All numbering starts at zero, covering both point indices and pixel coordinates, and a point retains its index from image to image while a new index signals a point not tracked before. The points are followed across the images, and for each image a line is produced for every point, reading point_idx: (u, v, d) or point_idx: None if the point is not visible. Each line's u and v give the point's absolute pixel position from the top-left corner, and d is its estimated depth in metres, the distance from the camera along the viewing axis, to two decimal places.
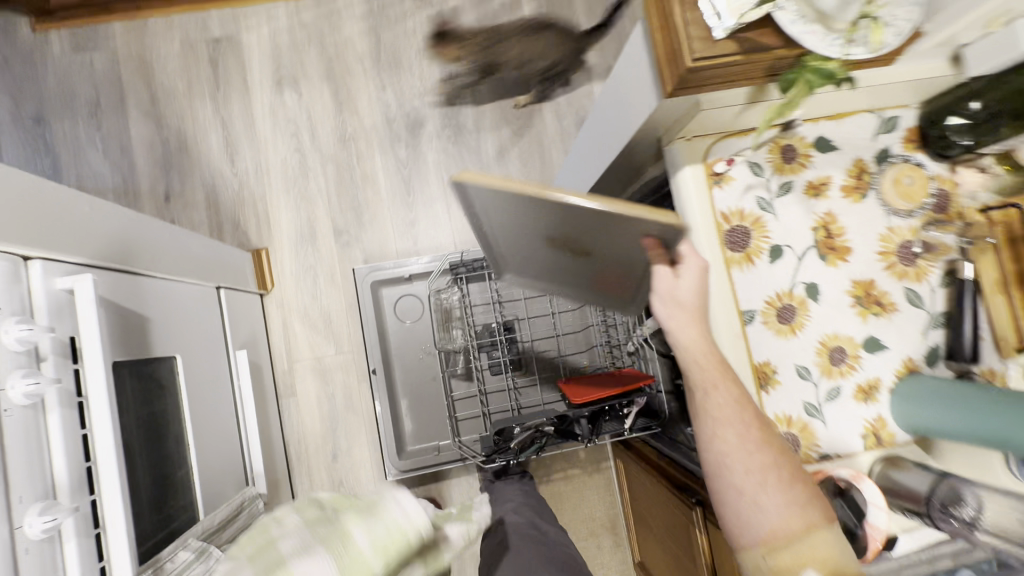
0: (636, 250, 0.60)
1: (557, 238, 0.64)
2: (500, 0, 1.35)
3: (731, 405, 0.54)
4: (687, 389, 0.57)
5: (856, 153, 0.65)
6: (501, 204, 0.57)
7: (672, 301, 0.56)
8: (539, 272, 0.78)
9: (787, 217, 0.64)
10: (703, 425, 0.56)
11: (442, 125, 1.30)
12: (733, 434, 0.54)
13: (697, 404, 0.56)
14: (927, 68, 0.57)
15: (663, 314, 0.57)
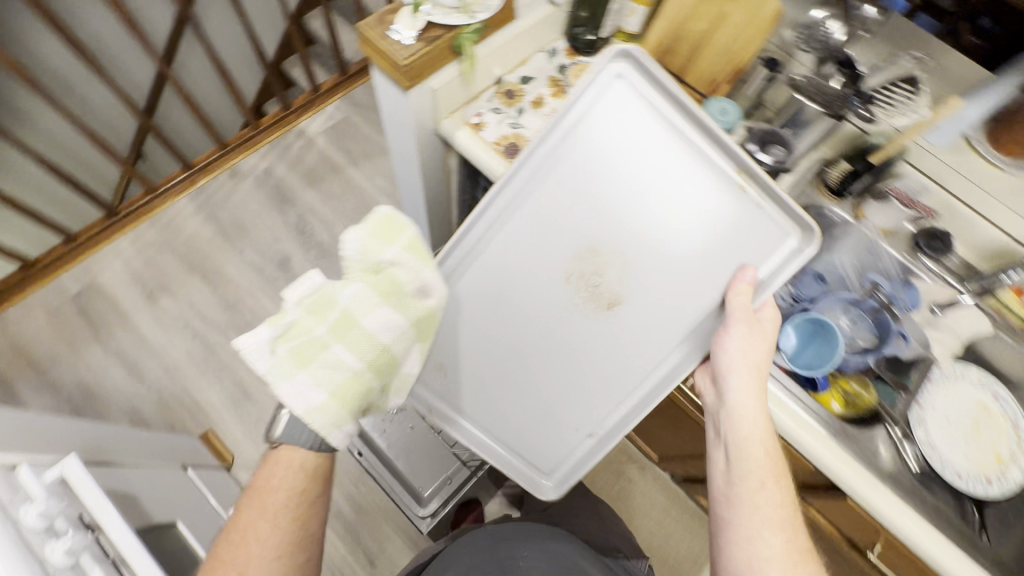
0: (659, 323, 0.68)
1: (584, 264, 0.68)
2: (298, 145, 1.66)
3: (782, 508, 0.62)
4: (735, 477, 0.65)
5: (547, 74, 0.91)
6: (624, 127, 0.63)
7: (756, 368, 0.64)
8: (476, 351, 0.77)
9: (533, 124, 0.86)
10: (750, 511, 0.62)
11: (305, 250, 1.52)
12: (783, 535, 0.60)
13: (745, 494, 0.63)
14: (543, 14, 0.87)
15: (742, 371, 0.64)
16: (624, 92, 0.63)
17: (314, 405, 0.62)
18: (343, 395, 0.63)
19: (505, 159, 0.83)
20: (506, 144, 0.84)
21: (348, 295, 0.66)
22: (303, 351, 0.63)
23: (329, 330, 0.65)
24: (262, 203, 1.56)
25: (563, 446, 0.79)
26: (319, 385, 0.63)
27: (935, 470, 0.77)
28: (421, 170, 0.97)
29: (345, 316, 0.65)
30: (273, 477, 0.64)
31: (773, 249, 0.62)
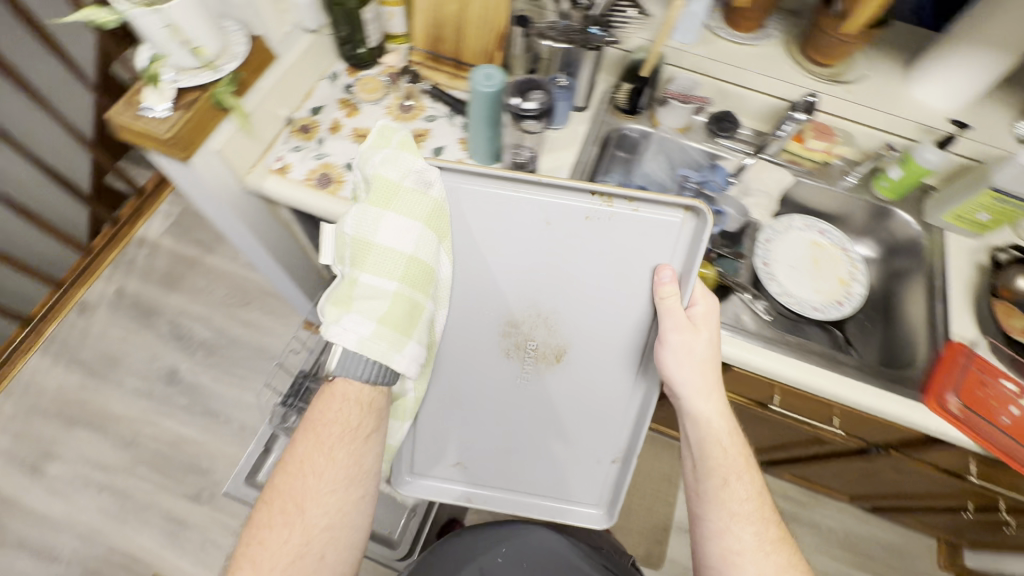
0: (609, 345, 0.78)
1: (514, 333, 0.78)
2: (143, 256, 1.57)
3: (748, 502, 0.68)
4: (705, 477, 0.71)
5: (336, 99, 0.92)
6: (480, 214, 0.72)
7: (705, 362, 0.71)
8: (469, 439, 0.86)
9: (337, 149, 0.87)
10: (717, 509, 0.68)
11: (191, 355, 1.44)
12: (751, 528, 0.67)
13: (716, 496, 0.69)
14: (306, 43, 0.88)
15: (686, 372, 0.71)
16: (465, 183, 0.71)
17: (365, 335, 0.66)
18: (389, 316, 0.67)
19: (318, 191, 0.83)
20: (317, 176, 0.85)
21: (355, 227, 0.69)
22: (343, 293, 0.68)
23: (357, 264, 0.69)
24: (128, 328, 1.47)
25: (598, 478, 0.87)
26: (364, 315, 0.67)
27: (796, 312, 0.87)
28: (254, 232, 0.96)
29: (363, 244, 0.69)
30: (326, 411, 0.67)
31: (674, 239, 0.70)
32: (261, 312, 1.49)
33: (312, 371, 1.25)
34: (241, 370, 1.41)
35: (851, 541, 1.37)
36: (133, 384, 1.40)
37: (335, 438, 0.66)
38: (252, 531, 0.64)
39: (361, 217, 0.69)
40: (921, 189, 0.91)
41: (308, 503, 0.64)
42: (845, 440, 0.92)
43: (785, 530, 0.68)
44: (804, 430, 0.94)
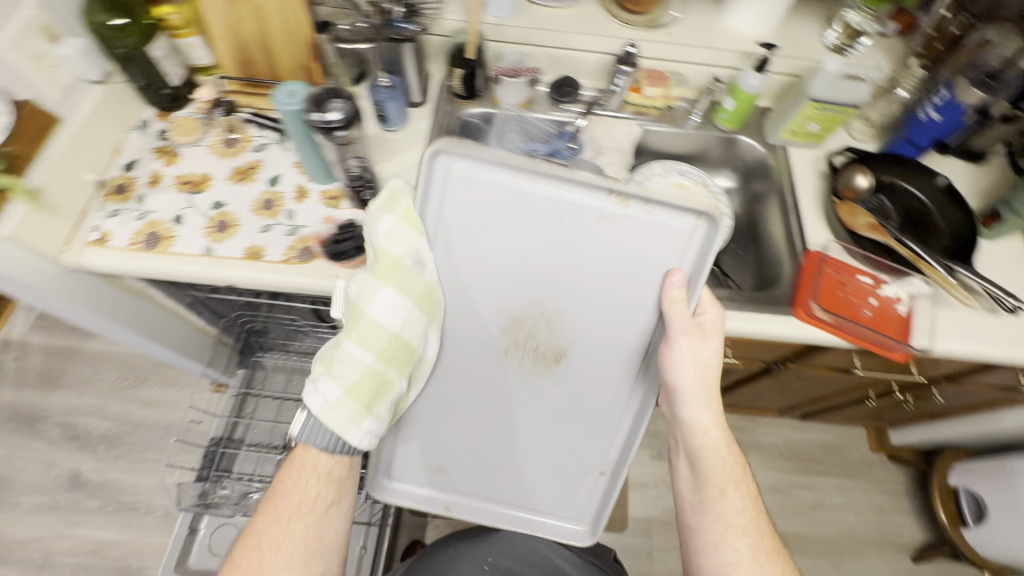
0: (611, 352, 0.74)
1: (515, 331, 0.74)
2: (12, 360, 1.42)
3: (743, 513, 0.69)
4: (703, 487, 0.71)
5: (149, 148, 0.84)
6: (479, 208, 0.65)
7: (708, 369, 0.69)
8: (456, 446, 0.84)
9: (161, 203, 0.80)
10: (714, 521, 0.70)
11: (92, 452, 1.31)
12: (747, 539, 0.68)
13: (714, 506, 0.70)
14: (97, 98, 0.81)
15: (689, 378, 0.69)
16: (469, 175, 0.63)
17: (330, 403, 0.61)
18: (359, 389, 0.62)
19: (148, 252, 0.76)
20: (145, 237, 0.77)
21: (355, 290, 0.64)
22: (328, 353, 0.64)
23: (347, 328, 0.64)
24: (10, 443, 1.32)
25: (587, 492, 0.85)
26: (336, 380, 0.62)
27: None
28: (99, 310, 0.87)
29: (353, 308, 0.64)
30: (285, 482, 0.61)
31: (684, 243, 0.65)
32: (162, 387, 1.39)
33: (224, 437, 1.20)
34: (153, 454, 1.31)
35: (791, 450, 1.44)
36: (32, 501, 1.26)
37: (297, 509, 0.61)
38: None
39: (358, 284, 0.64)
40: (759, 113, 0.94)
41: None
42: (746, 364, 0.95)
43: (779, 540, 0.69)
44: None
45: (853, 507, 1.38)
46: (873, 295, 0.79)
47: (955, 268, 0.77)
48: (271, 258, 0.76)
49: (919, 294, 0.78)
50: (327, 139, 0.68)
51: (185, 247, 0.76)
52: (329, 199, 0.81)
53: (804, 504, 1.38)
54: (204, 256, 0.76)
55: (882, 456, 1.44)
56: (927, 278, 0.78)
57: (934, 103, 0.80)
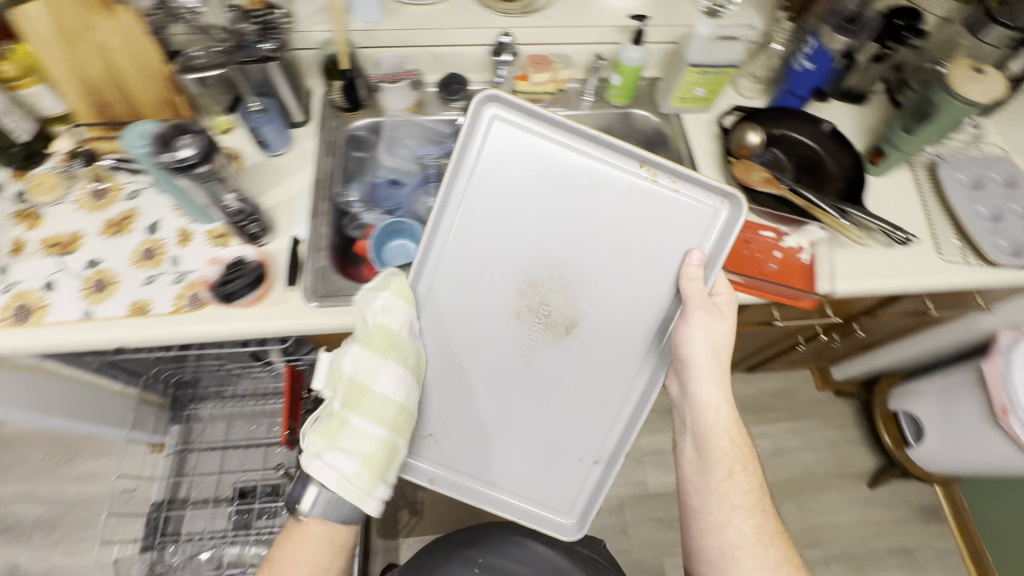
0: (626, 317, 0.71)
1: (529, 295, 0.71)
2: None
3: (748, 495, 0.70)
4: (709, 471, 0.71)
5: (7, 213, 0.77)
6: (511, 162, 0.67)
7: (721, 348, 0.69)
8: (446, 425, 0.74)
9: (28, 271, 0.73)
10: (721, 502, 0.70)
11: (26, 543, 1.22)
12: (751, 521, 0.69)
13: (716, 488, 0.70)
14: None
15: (703, 354, 0.68)
16: (512, 131, 0.67)
17: (346, 475, 0.62)
18: (371, 458, 0.63)
19: (18, 327, 0.69)
20: (12, 311, 0.70)
21: (354, 368, 0.67)
22: (330, 428, 0.65)
23: (350, 405, 0.66)
24: None
25: (575, 481, 0.76)
26: (349, 453, 0.63)
27: None
28: None
29: (354, 384, 0.67)
30: (285, 554, 0.60)
31: (706, 225, 0.69)
32: (93, 459, 1.30)
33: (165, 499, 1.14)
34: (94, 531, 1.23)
35: (745, 403, 1.48)
36: None
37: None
38: None
39: (358, 363, 0.67)
40: (649, 84, 0.95)
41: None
42: None
43: (778, 525, 0.71)
44: None
45: (809, 447, 1.44)
46: (776, 248, 0.81)
47: (847, 210, 0.80)
48: (159, 311, 0.71)
49: (818, 240, 0.81)
50: (189, 181, 0.65)
51: (61, 315, 0.70)
52: (216, 238, 0.77)
53: (763, 452, 1.43)
54: (83, 320, 0.70)
55: (828, 394, 1.50)
56: (822, 224, 0.80)
57: (804, 54, 0.83)
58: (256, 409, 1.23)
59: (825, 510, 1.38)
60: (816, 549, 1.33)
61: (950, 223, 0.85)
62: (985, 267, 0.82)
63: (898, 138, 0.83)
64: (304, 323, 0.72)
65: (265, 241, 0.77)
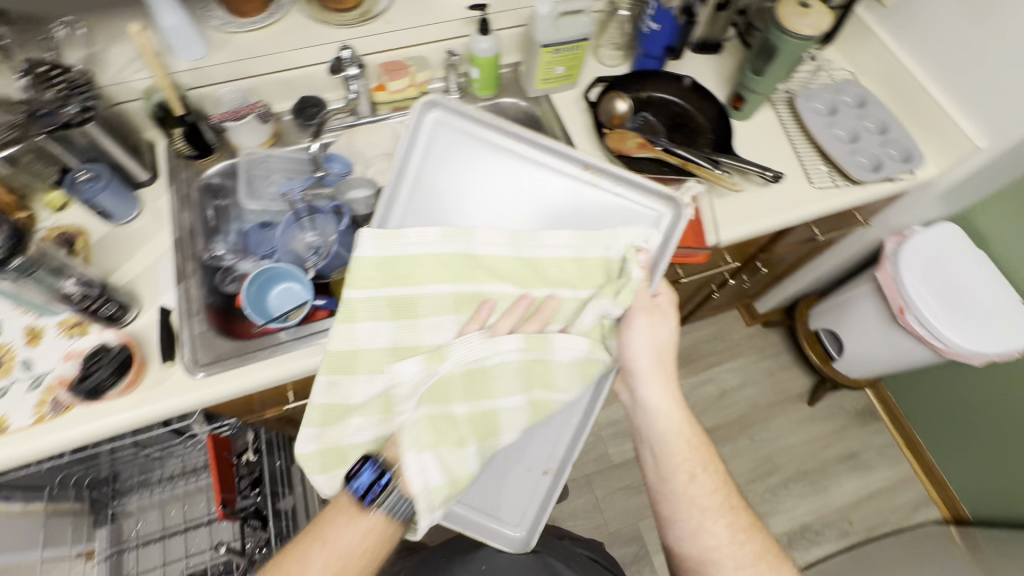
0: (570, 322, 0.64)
1: None
2: None
3: (715, 493, 0.61)
4: (669, 472, 0.62)
5: None
6: (449, 171, 0.62)
7: (665, 347, 0.61)
8: None
9: None
10: (687, 507, 0.61)
11: None
12: (722, 520, 0.60)
13: (681, 488, 0.61)
14: None
15: (646, 356, 0.60)
16: (456, 134, 0.62)
17: (429, 484, 0.51)
18: (454, 483, 0.52)
19: None
20: None
21: (509, 404, 0.55)
22: (444, 430, 0.53)
23: (473, 429, 0.54)
24: None
25: (524, 494, 0.71)
26: (441, 464, 0.52)
27: None
28: None
29: (491, 411, 0.55)
30: (339, 535, 0.53)
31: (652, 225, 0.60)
32: None
33: None
34: None
35: (684, 355, 1.53)
36: None
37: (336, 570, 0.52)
38: None
39: (514, 402, 0.55)
40: (511, 70, 0.93)
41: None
42: None
43: (754, 514, 0.62)
44: None
45: (751, 382, 1.51)
46: None
47: (719, 160, 0.83)
48: (18, 425, 0.63)
49: (700, 194, 0.82)
50: (11, 279, 0.60)
51: None
52: (71, 329, 0.69)
53: (711, 398, 1.49)
54: None
55: (758, 327, 1.58)
56: (699, 178, 0.83)
57: (648, 16, 0.84)
58: (189, 488, 1.14)
59: (776, 436, 1.45)
60: (775, 475, 1.41)
61: (815, 151, 0.90)
62: (852, 186, 0.87)
63: (752, 82, 0.86)
64: (192, 398, 0.66)
65: (129, 319, 0.69)
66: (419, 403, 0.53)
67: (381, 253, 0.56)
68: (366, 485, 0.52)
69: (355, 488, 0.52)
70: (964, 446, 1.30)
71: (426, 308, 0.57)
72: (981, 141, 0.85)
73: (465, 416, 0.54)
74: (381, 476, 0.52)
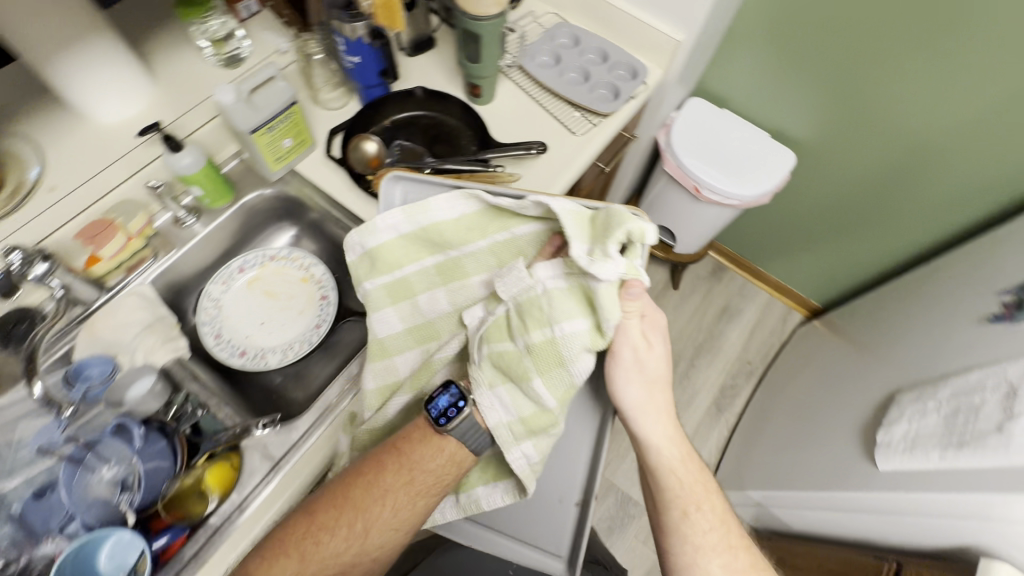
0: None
1: None
2: None
3: (713, 533, 0.63)
4: (667, 512, 0.65)
5: None
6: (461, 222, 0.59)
7: (655, 379, 0.62)
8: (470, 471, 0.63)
9: None
10: (682, 546, 0.63)
11: None
12: (720, 558, 0.62)
13: (674, 528, 0.64)
14: None
15: (635, 392, 0.62)
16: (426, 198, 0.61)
17: (508, 418, 0.56)
18: (532, 424, 0.55)
19: None
20: None
21: (566, 331, 0.51)
22: (508, 366, 0.54)
23: (535, 360, 0.52)
24: None
25: (551, 523, 0.65)
26: (516, 402, 0.55)
27: (312, 347, 0.80)
28: None
29: (548, 340, 0.51)
30: (423, 449, 0.59)
31: None
32: None
33: None
34: None
35: None
36: None
37: (410, 481, 0.58)
38: (298, 542, 0.56)
39: (575, 327, 0.50)
40: (237, 162, 0.82)
41: (327, 537, 0.56)
42: None
43: (750, 539, 0.64)
44: None
45: None
46: None
47: (487, 158, 0.84)
48: None
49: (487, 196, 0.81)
50: None
51: None
52: None
53: None
54: None
55: None
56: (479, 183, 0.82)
57: (344, 51, 0.78)
58: None
59: None
60: (682, 361, 1.56)
61: (563, 102, 0.93)
62: (605, 119, 0.93)
63: (475, 69, 0.84)
64: None
65: None
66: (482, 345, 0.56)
67: (415, 229, 0.58)
68: (444, 406, 0.57)
69: (432, 411, 0.58)
70: (791, 259, 1.53)
71: (419, 285, 0.62)
72: (679, 35, 0.94)
73: (525, 346, 0.53)
74: (458, 401, 0.57)
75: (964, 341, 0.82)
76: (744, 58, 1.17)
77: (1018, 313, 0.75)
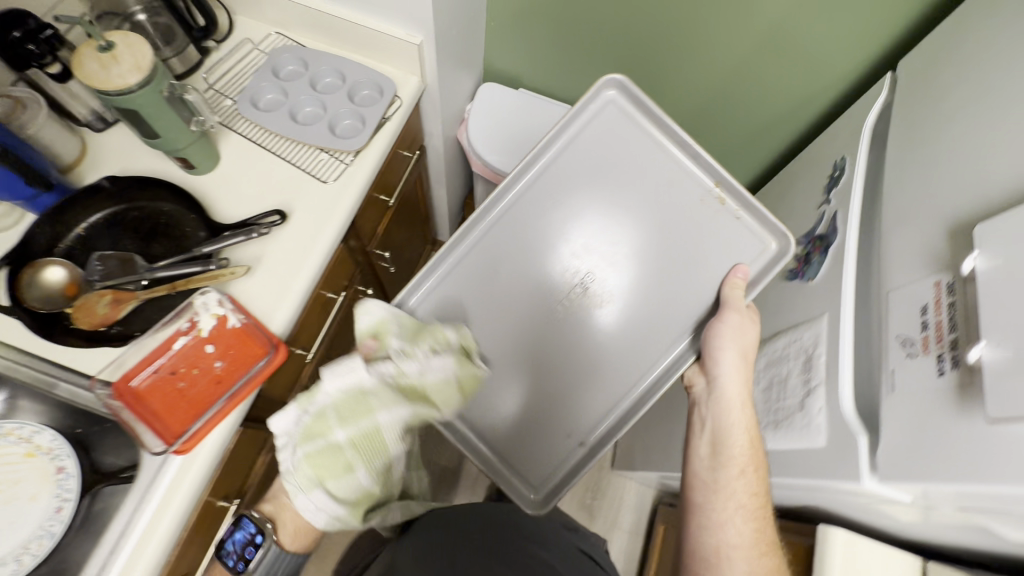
0: (669, 282, 0.68)
1: (569, 277, 0.69)
2: None
3: (756, 496, 0.63)
4: (716, 471, 0.66)
5: None
6: (631, 164, 0.68)
7: (747, 350, 0.66)
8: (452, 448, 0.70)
9: None
10: (724, 499, 0.64)
11: None
12: (750, 521, 0.62)
13: (715, 483, 0.65)
14: None
15: (732, 358, 0.65)
16: (621, 121, 0.69)
17: (334, 513, 0.64)
18: (354, 505, 0.66)
19: None
20: None
21: (386, 417, 0.63)
22: (325, 464, 0.63)
23: (355, 450, 0.64)
24: None
25: (553, 459, 0.69)
26: (335, 493, 0.64)
27: (57, 538, 0.64)
28: None
29: (371, 428, 0.63)
30: None
31: (756, 255, 0.67)
32: None
33: None
34: None
35: None
36: None
37: None
38: None
39: (395, 412, 0.64)
40: None
41: None
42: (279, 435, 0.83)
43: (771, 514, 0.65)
44: (261, 485, 0.82)
45: None
46: (204, 342, 0.66)
47: (212, 250, 0.68)
48: None
49: (221, 296, 0.66)
50: None
51: None
52: None
53: None
54: None
55: None
56: (208, 285, 0.67)
57: None
58: None
59: None
60: None
61: (304, 147, 0.78)
62: (361, 154, 0.79)
63: (163, 145, 0.67)
64: None
65: None
66: (299, 446, 0.63)
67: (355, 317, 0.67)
68: (244, 550, 0.64)
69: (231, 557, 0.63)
70: None
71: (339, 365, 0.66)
72: (416, 38, 0.80)
73: (349, 441, 0.63)
74: (255, 536, 0.64)
75: (772, 300, 0.80)
76: (519, 30, 1.06)
77: (807, 268, 0.73)
